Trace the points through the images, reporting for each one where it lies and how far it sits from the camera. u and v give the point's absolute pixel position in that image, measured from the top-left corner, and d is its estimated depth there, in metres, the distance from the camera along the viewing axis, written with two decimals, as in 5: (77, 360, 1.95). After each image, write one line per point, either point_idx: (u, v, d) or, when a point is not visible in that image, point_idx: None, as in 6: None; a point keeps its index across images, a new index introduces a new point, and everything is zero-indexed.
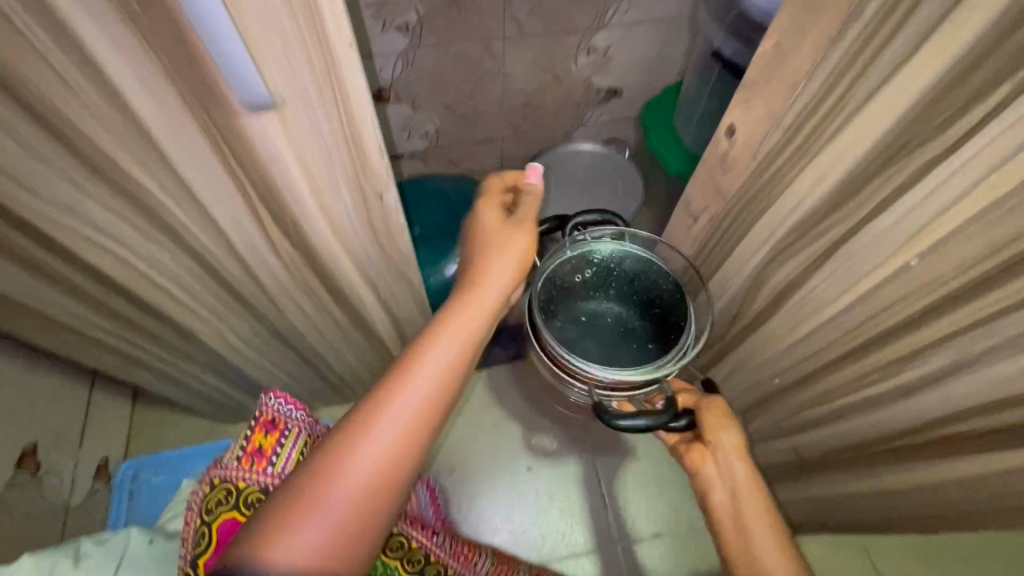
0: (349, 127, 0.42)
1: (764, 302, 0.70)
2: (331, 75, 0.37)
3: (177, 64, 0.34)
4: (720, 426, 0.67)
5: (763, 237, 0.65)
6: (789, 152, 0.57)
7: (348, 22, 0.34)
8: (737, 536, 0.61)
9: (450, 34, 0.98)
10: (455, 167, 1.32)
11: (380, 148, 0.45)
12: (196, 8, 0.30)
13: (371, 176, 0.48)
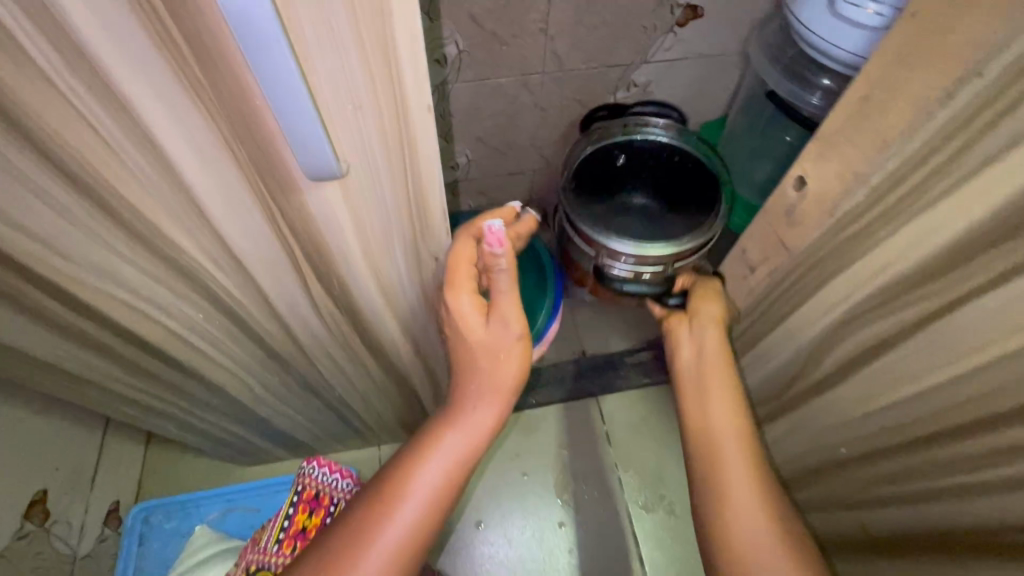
0: (414, 193, 0.38)
1: (832, 365, 0.65)
2: (403, 145, 0.34)
3: (234, 130, 0.31)
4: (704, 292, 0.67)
5: (836, 297, 0.60)
6: (877, 212, 0.52)
7: (430, 86, 0.30)
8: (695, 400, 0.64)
9: (488, 68, 0.95)
10: (483, 199, 1.29)
11: (443, 214, 0.41)
12: (265, 75, 0.26)
13: (430, 238, 0.44)
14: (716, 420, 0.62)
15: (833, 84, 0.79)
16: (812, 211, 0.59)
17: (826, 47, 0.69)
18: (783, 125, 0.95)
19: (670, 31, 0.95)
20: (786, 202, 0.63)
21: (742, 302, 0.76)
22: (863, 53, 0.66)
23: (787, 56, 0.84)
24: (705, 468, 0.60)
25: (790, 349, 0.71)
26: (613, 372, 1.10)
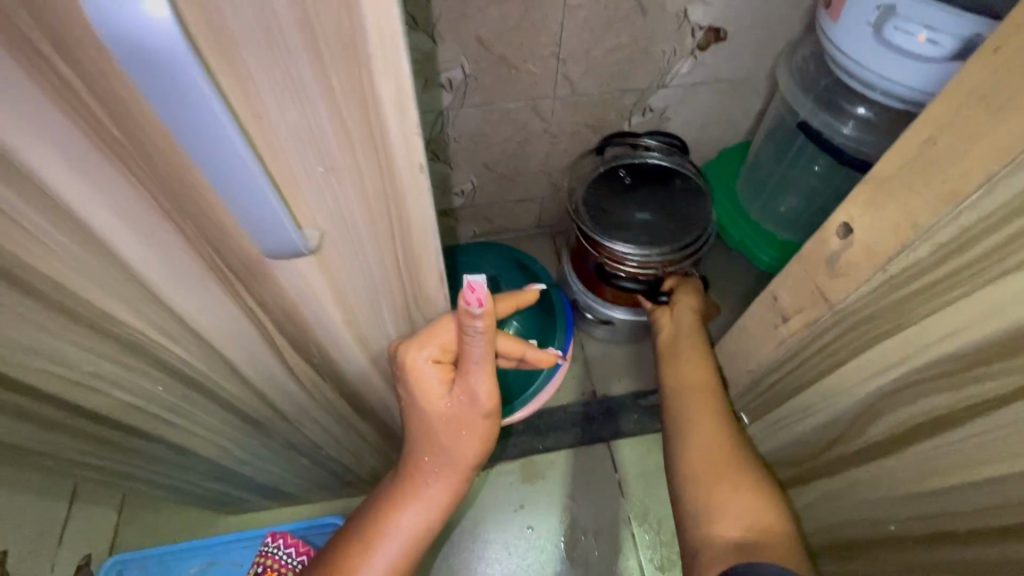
0: (405, 261, 0.32)
1: (879, 434, 0.58)
2: (390, 208, 0.27)
3: (177, 199, 0.25)
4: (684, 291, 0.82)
5: (889, 361, 0.53)
6: (942, 274, 0.45)
7: (423, 147, 0.24)
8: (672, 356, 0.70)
9: (496, 93, 0.90)
10: (489, 225, 1.23)
11: (441, 278, 0.35)
12: (205, 144, 0.20)
13: (425, 301, 0.38)
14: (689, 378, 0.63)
15: (869, 113, 0.74)
16: (861, 263, 0.53)
17: (874, 80, 0.64)
18: (812, 155, 0.92)
19: (690, 55, 0.89)
20: (829, 250, 0.57)
21: (776, 354, 0.69)
22: (918, 87, 0.60)
23: (819, 86, 0.77)
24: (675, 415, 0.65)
25: (830, 411, 0.63)
26: (625, 416, 1.02)
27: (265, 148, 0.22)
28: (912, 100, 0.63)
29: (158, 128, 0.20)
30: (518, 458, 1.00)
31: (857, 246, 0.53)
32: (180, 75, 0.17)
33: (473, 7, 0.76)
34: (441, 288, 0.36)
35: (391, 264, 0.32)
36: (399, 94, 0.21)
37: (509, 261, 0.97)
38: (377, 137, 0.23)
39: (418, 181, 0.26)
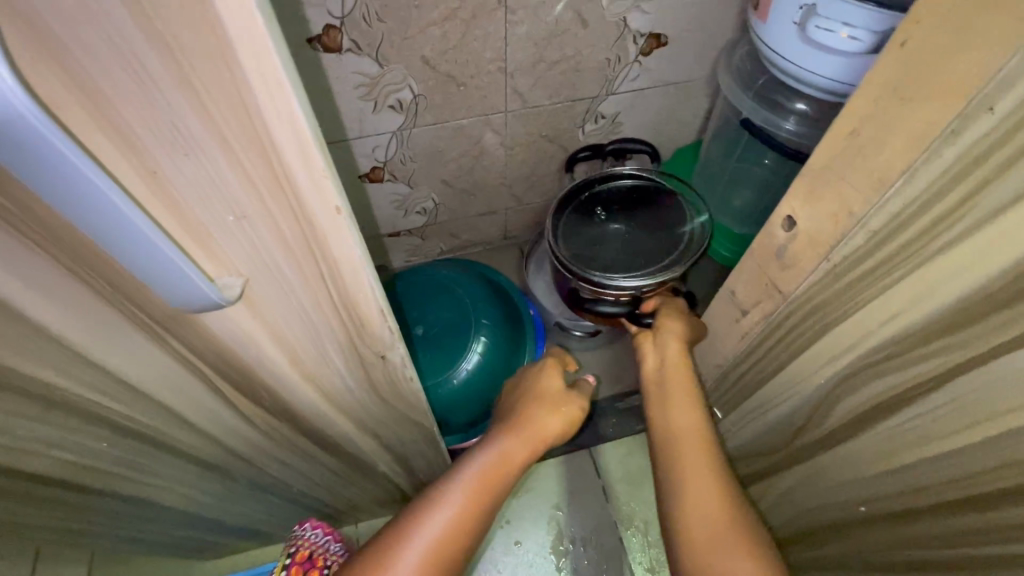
0: (340, 298, 0.34)
1: (841, 418, 0.59)
2: (312, 239, 0.29)
3: (86, 264, 0.25)
4: (667, 316, 0.69)
5: (840, 348, 0.55)
6: (878, 260, 0.47)
7: (332, 185, 0.26)
8: (659, 406, 0.62)
9: (448, 110, 0.90)
10: (455, 241, 1.24)
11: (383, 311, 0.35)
12: (99, 213, 0.22)
13: (371, 339, 0.38)
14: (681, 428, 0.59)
15: (808, 108, 0.76)
16: (806, 254, 0.54)
17: (804, 75, 0.66)
18: (759, 151, 0.93)
19: (634, 60, 0.91)
20: (777, 244, 0.58)
21: (737, 348, 0.71)
22: (846, 81, 0.63)
23: (758, 83, 0.79)
24: (671, 482, 0.57)
25: (795, 399, 0.65)
26: (603, 420, 1.03)
27: (162, 201, 0.24)
28: (842, 92, 0.65)
29: (42, 199, 0.22)
30: None
31: (801, 237, 0.54)
32: (52, 147, 0.19)
33: (414, 29, 0.76)
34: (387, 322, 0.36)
35: (325, 297, 0.33)
36: (295, 125, 0.23)
37: (472, 276, 0.95)
38: (282, 170, 0.25)
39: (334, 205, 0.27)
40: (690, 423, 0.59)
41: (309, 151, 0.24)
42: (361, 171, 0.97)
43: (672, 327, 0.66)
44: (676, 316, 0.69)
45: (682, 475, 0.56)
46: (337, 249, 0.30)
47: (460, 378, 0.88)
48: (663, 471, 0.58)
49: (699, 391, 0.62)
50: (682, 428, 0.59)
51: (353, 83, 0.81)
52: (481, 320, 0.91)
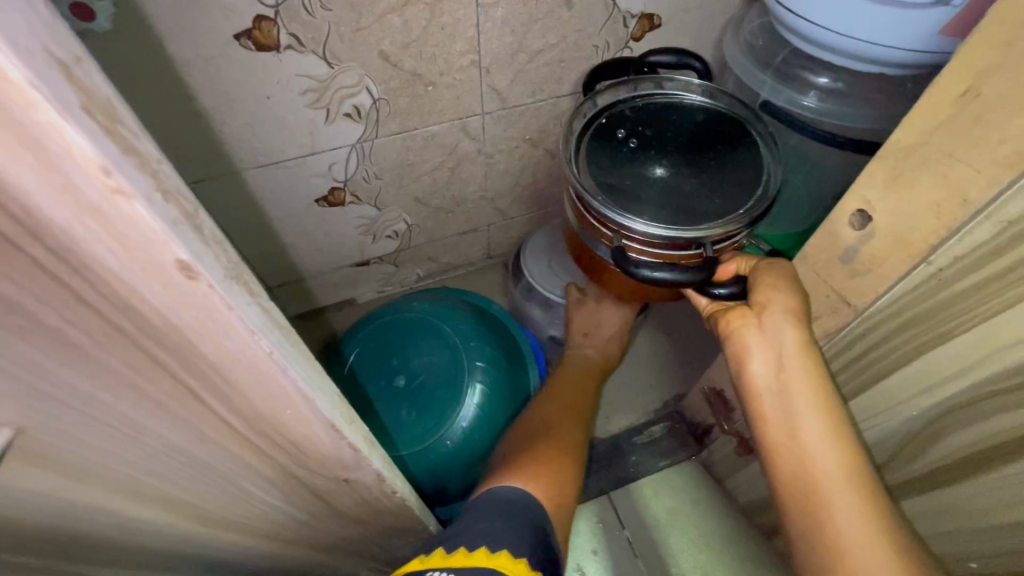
0: (236, 396, 0.23)
1: (944, 456, 0.47)
2: (149, 305, 0.18)
3: None
4: (769, 288, 0.51)
5: (943, 373, 0.43)
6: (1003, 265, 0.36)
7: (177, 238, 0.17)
8: (783, 425, 0.50)
9: (415, 116, 0.77)
10: (434, 265, 1.10)
11: (307, 393, 0.24)
12: None
13: (300, 436, 0.27)
14: (811, 441, 0.49)
15: (835, 82, 0.65)
16: (891, 256, 0.43)
17: (837, 42, 0.56)
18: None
19: (625, 47, 0.80)
20: (842, 245, 0.46)
21: None
22: (892, 46, 0.53)
23: (777, 60, 0.68)
24: (799, 502, 0.49)
25: (877, 431, 0.53)
26: (624, 460, 0.91)
27: None
28: (885, 60, 0.56)
29: None
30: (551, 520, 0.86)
31: (881, 237, 0.43)
32: None
33: (368, 17, 0.63)
34: (326, 397, 0.25)
35: (209, 384, 0.22)
36: (18, 98, 0.12)
37: (459, 311, 0.81)
38: (44, 194, 0.14)
39: (164, 234, 0.16)
40: (832, 456, 0.48)
41: (76, 146, 0.14)
42: (318, 195, 0.83)
43: (778, 300, 0.51)
44: (779, 284, 0.52)
45: (819, 493, 0.48)
46: (201, 312, 0.19)
47: (456, 437, 0.74)
48: (793, 493, 0.50)
49: (828, 391, 0.50)
50: (816, 446, 0.49)
51: (299, 88, 0.67)
52: (475, 364, 0.77)
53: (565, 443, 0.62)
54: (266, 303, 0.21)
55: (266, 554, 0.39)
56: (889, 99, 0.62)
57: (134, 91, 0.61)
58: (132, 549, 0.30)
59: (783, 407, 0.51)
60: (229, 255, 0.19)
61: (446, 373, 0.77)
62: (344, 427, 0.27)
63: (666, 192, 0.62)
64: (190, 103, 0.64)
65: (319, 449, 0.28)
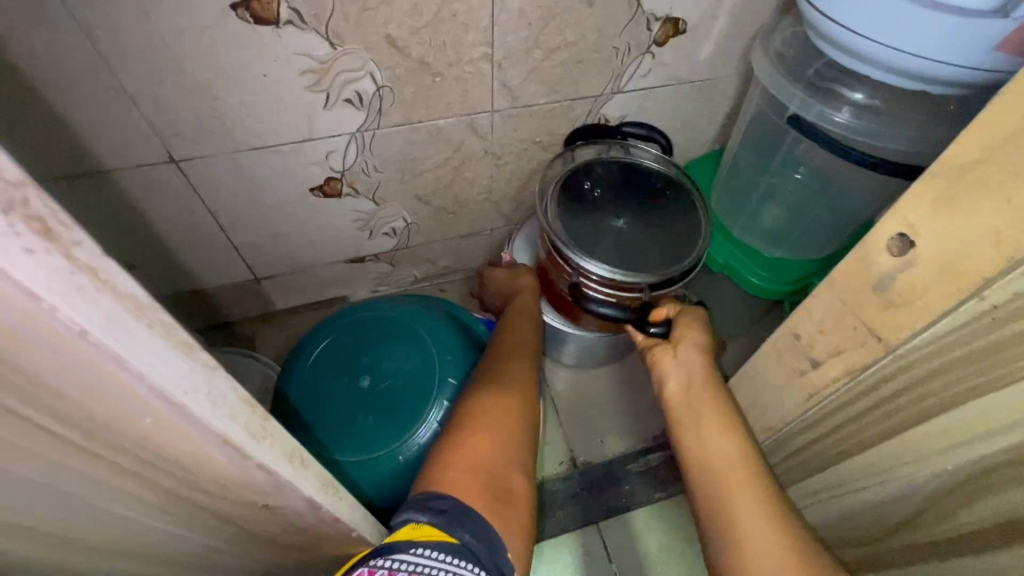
0: (64, 393, 0.20)
1: (969, 523, 0.41)
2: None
3: None
4: (687, 327, 0.60)
5: (987, 427, 0.38)
6: None
7: None
8: (688, 427, 0.54)
9: (421, 107, 0.73)
10: (432, 267, 1.06)
11: (169, 395, 0.21)
12: None
13: (167, 442, 0.23)
14: (712, 445, 0.51)
15: (868, 99, 0.61)
16: (931, 288, 0.38)
17: (876, 54, 0.52)
18: (784, 167, 0.78)
19: (647, 52, 0.76)
20: (875, 272, 0.42)
21: (806, 410, 0.55)
22: (939, 60, 0.49)
23: (809, 72, 0.64)
24: (707, 494, 0.49)
25: (901, 483, 0.47)
26: (617, 487, 0.85)
27: None
28: (928, 75, 0.51)
29: None
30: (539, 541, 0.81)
31: (923, 266, 0.38)
32: None
33: None
34: (206, 399, 0.22)
35: (26, 398, 0.19)
36: None
37: (443, 318, 0.72)
38: None
39: None
40: (732, 452, 0.50)
41: None
42: (314, 184, 0.79)
43: (692, 338, 0.59)
44: (695, 325, 0.60)
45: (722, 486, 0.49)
46: None
47: (410, 452, 0.63)
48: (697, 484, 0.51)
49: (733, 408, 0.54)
50: (717, 448, 0.51)
51: (298, 68, 0.64)
52: (448, 380, 0.66)
53: (511, 397, 0.56)
54: (102, 272, 0.17)
55: (205, 565, 0.35)
56: (929, 119, 0.58)
57: (122, 62, 0.57)
58: (43, 551, 0.26)
59: (689, 414, 0.55)
60: (26, 205, 0.15)
61: (414, 380, 0.67)
62: (236, 438, 0.24)
63: (620, 242, 0.69)
64: (179, 75, 0.60)
65: (216, 465, 0.26)
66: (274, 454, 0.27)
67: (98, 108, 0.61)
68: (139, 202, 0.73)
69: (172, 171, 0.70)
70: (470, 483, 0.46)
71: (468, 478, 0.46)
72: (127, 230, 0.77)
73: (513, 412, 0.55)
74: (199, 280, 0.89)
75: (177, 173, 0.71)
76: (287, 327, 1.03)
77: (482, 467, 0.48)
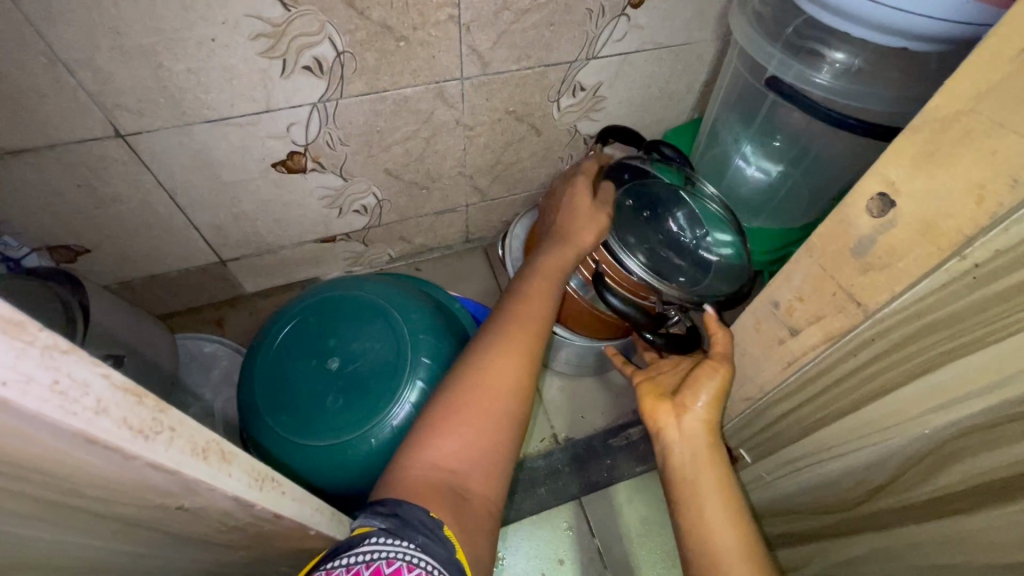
0: None
1: (948, 485, 0.41)
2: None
3: None
4: (699, 394, 0.57)
5: (969, 387, 0.37)
6: None
7: None
8: (691, 500, 0.53)
9: (384, 75, 0.69)
10: (406, 246, 1.03)
11: (3, 389, 0.18)
12: None
13: (33, 454, 0.21)
14: (716, 527, 0.50)
15: (850, 59, 0.60)
16: (913, 249, 0.37)
17: (860, 7, 0.50)
18: (760, 138, 0.77)
19: (621, 14, 0.72)
20: (855, 234, 0.40)
21: (785, 377, 0.54)
22: (922, 13, 0.47)
23: (788, 31, 0.62)
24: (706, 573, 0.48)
25: (880, 448, 0.46)
26: (598, 462, 0.85)
27: None
28: (912, 31, 0.49)
29: None
30: (523, 515, 0.80)
31: (902, 226, 0.37)
32: None
33: None
34: (53, 391, 0.19)
35: None
36: None
37: (414, 296, 0.70)
38: None
39: None
40: (728, 536, 0.50)
41: None
42: (276, 159, 0.75)
43: (699, 411, 0.56)
44: (709, 391, 0.57)
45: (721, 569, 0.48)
46: None
47: (381, 435, 0.61)
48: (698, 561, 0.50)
49: (736, 489, 0.53)
50: (718, 531, 0.50)
51: (249, 32, 0.59)
52: (420, 359, 0.64)
53: (475, 409, 0.50)
54: None
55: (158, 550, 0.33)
56: (910, 78, 0.56)
57: (51, 25, 0.52)
58: None
59: (690, 486, 0.53)
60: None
61: (386, 365, 0.64)
62: (104, 436, 0.22)
63: (647, 254, 0.67)
64: (117, 38, 0.55)
65: (86, 469, 0.23)
66: (175, 452, 0.25)
67: (28, 77, 0.56)
68: (85, 180, 0.69)
69: (117, 145, 0.66)
70: (426, 489, 0.45)
71: (424, 481, 0.45)
72: (75, 211, 0.72)
73: (478, 427, 0.49)
74: (159, 262, 0.85)
75: (125, 148, 0.67)
76: (256, 311, 0.99)
77: (445, 470, 0.47)
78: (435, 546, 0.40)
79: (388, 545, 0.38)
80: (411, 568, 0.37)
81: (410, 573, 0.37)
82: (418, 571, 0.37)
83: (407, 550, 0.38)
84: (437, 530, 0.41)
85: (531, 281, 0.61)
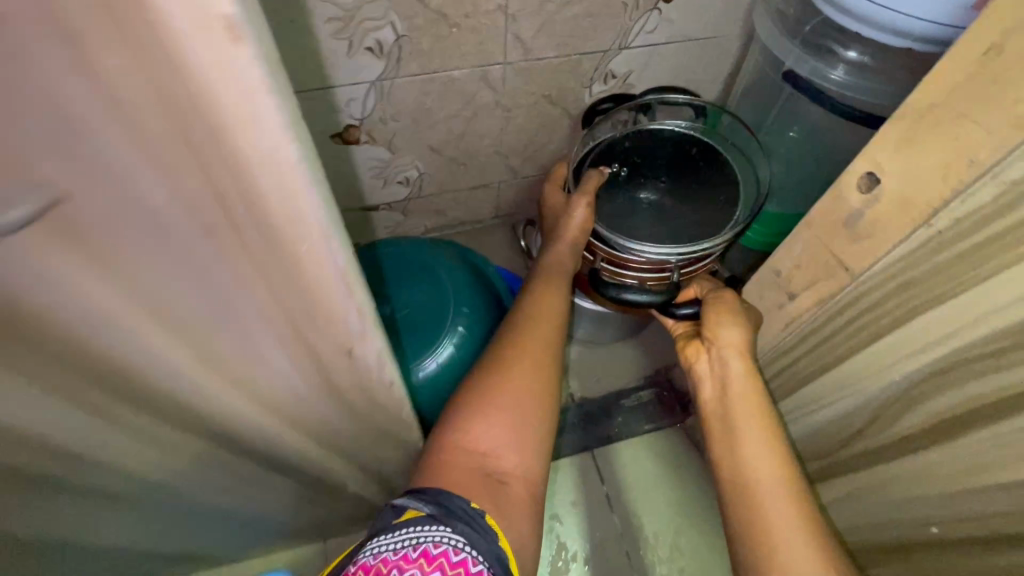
0: (266, 245, 0.26)
1: (913, 424, 0.48)
2: (182, 59, 0.17)
3: None
4: (722, 320, 0.62)
5: (929, 337, 0.44)
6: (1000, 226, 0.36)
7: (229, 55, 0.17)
8: (725, 434, 0.57)
9: (436, 57, 0.77)
10: (441, 218, 1.11)
11: (327, 247, 0.26)
12: None
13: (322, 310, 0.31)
14: (755, 466, 0.54)
15: (863, 56, 0.65)
16: (891, 221, 0.44)
17: (870, 11, 0.56)
18: (779, 128, 0.83)
19: (654, 8, 0.79)
20: (847, 208, 0.47)
21: (782, 337, 0.61)
22: (923, 18, 0.53)
23: (806, 29, 0.68)
24: (745, 508, 0.52)
25: (859, 397, 0.54)
26: (609, 420, 0.93)
27: None
28: (915, 33, 0.55)
29: None
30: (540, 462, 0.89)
31: (884, 200, 0.44)
32: None
33: None
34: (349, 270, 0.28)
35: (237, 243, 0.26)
36: None
37: (456, 256, 0.79)
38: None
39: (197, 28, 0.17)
40: (767, 467, 0.53)
41: None
42: (334, 131, 0.83)
43: (729, 336, 0.61)
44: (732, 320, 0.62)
45: (757, 502, 0.51)
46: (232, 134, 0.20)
47: (426, 372, 0.70)
48: (736, 497, 0.53)
49: (773, 421, 0.57)
50: (757, 469, 0.53)
51: (324, 16, 0.67)
52: (461, 309, 0.73)
53: (502, 384, 0.52)
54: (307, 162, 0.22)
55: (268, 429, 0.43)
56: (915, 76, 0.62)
57: None
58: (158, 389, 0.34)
59: (726, 429, 0.57)
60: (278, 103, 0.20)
61: (431, 313, 0.73)
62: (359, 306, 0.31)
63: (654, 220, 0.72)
64: None
65: (329, 316, 0.31)
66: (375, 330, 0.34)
67: None
68: None
69: None
70: (460, 462, 0.48)
71: (458, 458, 0.48)
72: None
73: (507, 400, 0.51)
74: None
75: None
76: None
77: (477, 446, 0.49)
78: (478, 536, 0.41)
79: (433, 530, 0.40)
80: (457, 552, 0.39)
81: (456, 557, 0.39)
82: (464, 556, 0.39)
83: (451, 535, 0.40)
84: (478, 520, 0.42)
85: (543, 278, 0.66)
